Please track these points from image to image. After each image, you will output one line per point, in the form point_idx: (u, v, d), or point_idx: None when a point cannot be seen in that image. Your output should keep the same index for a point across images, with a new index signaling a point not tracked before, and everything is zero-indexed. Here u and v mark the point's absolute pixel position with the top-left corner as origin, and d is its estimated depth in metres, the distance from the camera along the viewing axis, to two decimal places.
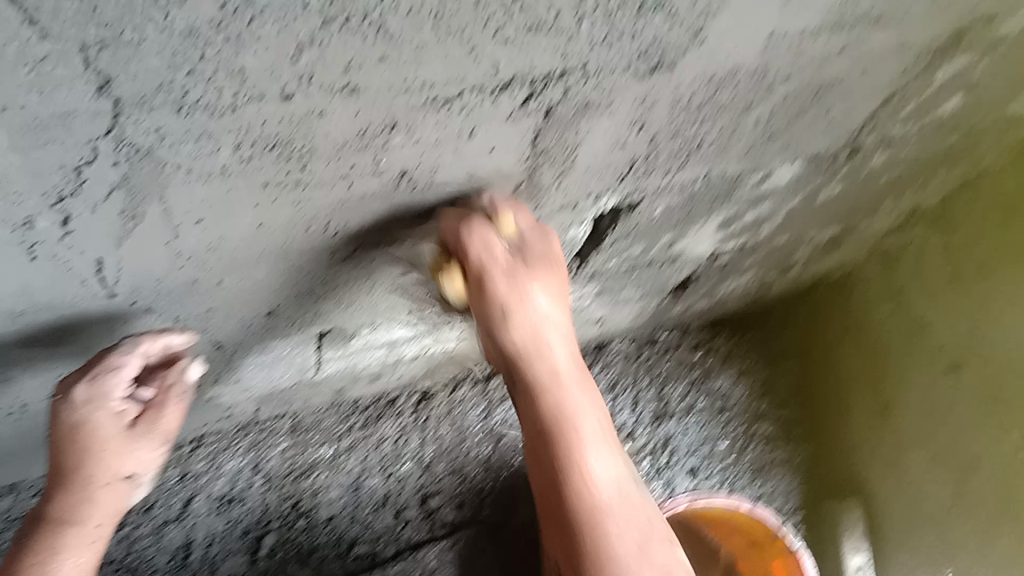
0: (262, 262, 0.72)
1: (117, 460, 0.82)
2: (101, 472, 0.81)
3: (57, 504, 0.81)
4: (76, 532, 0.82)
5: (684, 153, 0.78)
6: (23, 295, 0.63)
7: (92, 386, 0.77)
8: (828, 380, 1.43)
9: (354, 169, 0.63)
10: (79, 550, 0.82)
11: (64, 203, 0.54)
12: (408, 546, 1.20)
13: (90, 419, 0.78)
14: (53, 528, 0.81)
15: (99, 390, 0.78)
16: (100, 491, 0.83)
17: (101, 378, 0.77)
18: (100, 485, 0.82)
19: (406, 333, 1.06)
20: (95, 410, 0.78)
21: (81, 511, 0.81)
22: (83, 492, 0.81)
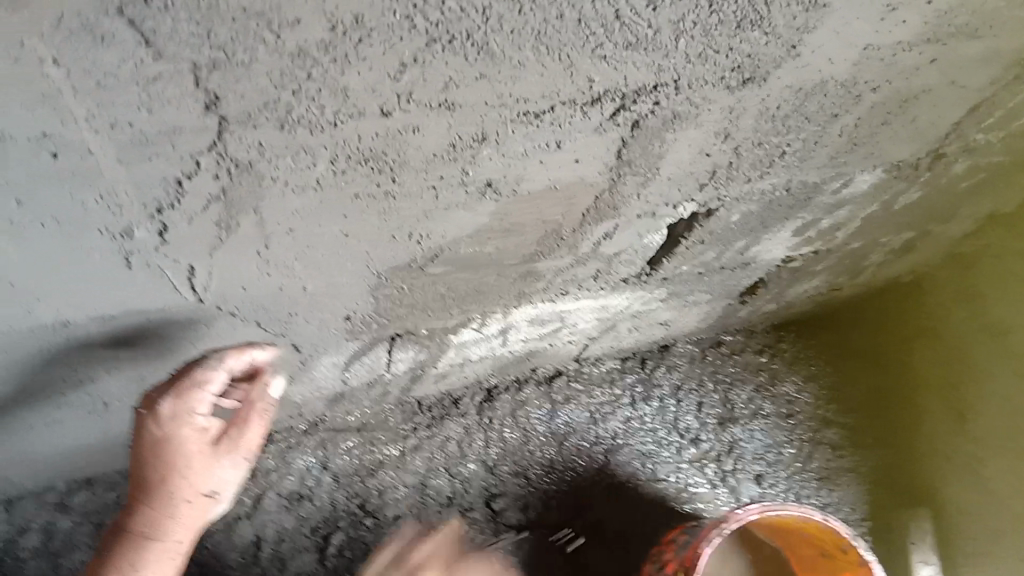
0: (345, 268, 0.72)
1: (194, 481, 0.74)
2: (180, 492, 0.74)
3: (141, 520, 0.75)
4: (158, 550, 0.75)
5: (766, 162, 0.77)
6: (115, 300, 0.64)
7: (180, 402, 0.72)
8: (901, 383, 1.41)
9: (442, 180, 0.63)
10: (159, 569, 0.76)
11: (163, 214, 0.55)
12: (474, 548, 1.22)
13: (175, 436, 0.72)
14: (137, 543, 0.75)
15: (187, 406, 0.73)
16: (176, 513, 0.75)
17: (190, 394, 0.73)
18: (176, 506, 0.75)
19: (477, 337, 1.07)
20: (184, 428, 0.73)
21: (162, 529, 0.75)
22: (166, 511, 0.75)
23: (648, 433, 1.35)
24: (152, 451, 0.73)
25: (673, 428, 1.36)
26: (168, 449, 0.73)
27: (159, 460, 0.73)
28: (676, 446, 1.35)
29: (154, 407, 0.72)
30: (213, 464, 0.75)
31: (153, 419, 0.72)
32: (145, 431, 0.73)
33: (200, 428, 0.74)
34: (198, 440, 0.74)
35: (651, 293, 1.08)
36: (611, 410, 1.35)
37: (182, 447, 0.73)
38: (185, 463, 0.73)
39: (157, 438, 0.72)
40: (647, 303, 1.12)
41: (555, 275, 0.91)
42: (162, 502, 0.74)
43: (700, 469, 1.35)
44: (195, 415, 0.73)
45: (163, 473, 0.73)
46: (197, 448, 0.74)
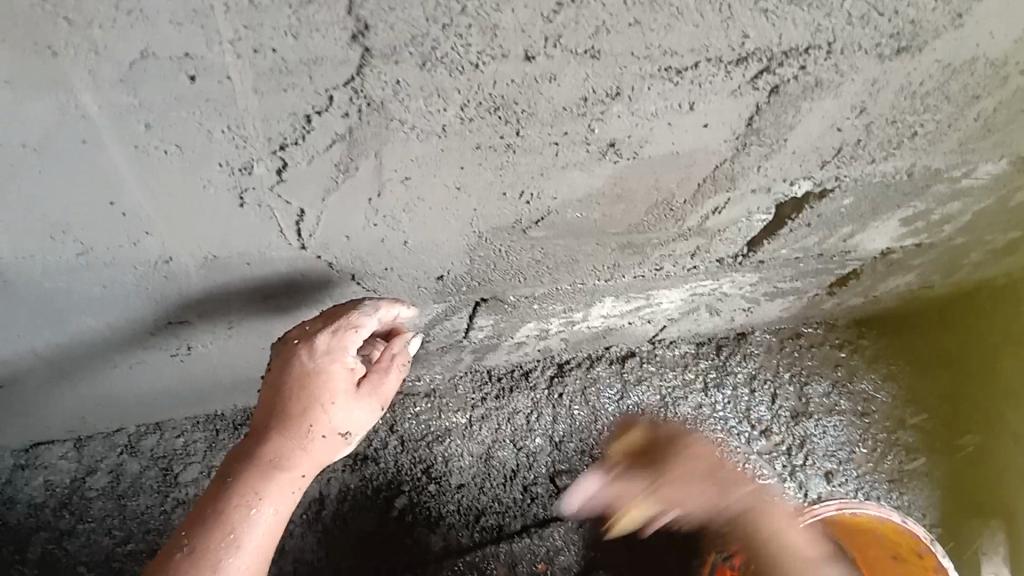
0: (449, 224, 0.70)
1: (333, 417, 0.75)
2: (318, 425, 0.75)
3: (271, 451, 0.74)
4: (281, 486, 0.75)
5: (896, 142, 0.73)
6: (221, 240, 0.63)
7: (335, 336, 0.73)
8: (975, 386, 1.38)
9: (566, 136, 0.60)
10: (283, 502, 0.75)
11: (285, 150, 0.52)
12: (535, 522, 1.19)
13: (324, 372, 0.73)
14: (263, 475, 0.74)
15: (340, 343, 0.73)
16: (307, 452, 0.76)
17: (344, 331, 0.73)
18: (311, 441, 0.75)
19: (561, 309, 1.03)
20: (335, 364, 0.74)
21: (288, 466, 0.75)
22: (297, 445, 0.75)
23: (718, 421, 1.31)
24: (298, 382, 0.73)
25: (744, 418, 1.32)
26: (316, 381, 0.73)
27: (305, 390, 0.73)
28: (745, 436, 1.31)
29: (308, 338, 0.73)
30: (353, 404, 0.76)
31: (307, 348, 0.72)
32: (295, 360, 0.73)
33: (348, 368, 0.75)
34: (344, 378, 0.75)
35: (743, 276, 1.05)
36: (682, 396, 1.31)
37: (328, 382, 0.74)
38: (330, 397, 0.74)
39: (308, 368, 0.73)
40: (737, 286, 1.08)
41: (654, 249, 0.87)
42: (297, 434, 0.74)
43: (767, 462, 1.29)
44: (347, 354, 0.74)
45: (308, 404, 0.73)
46: (342, 386, 0.75)
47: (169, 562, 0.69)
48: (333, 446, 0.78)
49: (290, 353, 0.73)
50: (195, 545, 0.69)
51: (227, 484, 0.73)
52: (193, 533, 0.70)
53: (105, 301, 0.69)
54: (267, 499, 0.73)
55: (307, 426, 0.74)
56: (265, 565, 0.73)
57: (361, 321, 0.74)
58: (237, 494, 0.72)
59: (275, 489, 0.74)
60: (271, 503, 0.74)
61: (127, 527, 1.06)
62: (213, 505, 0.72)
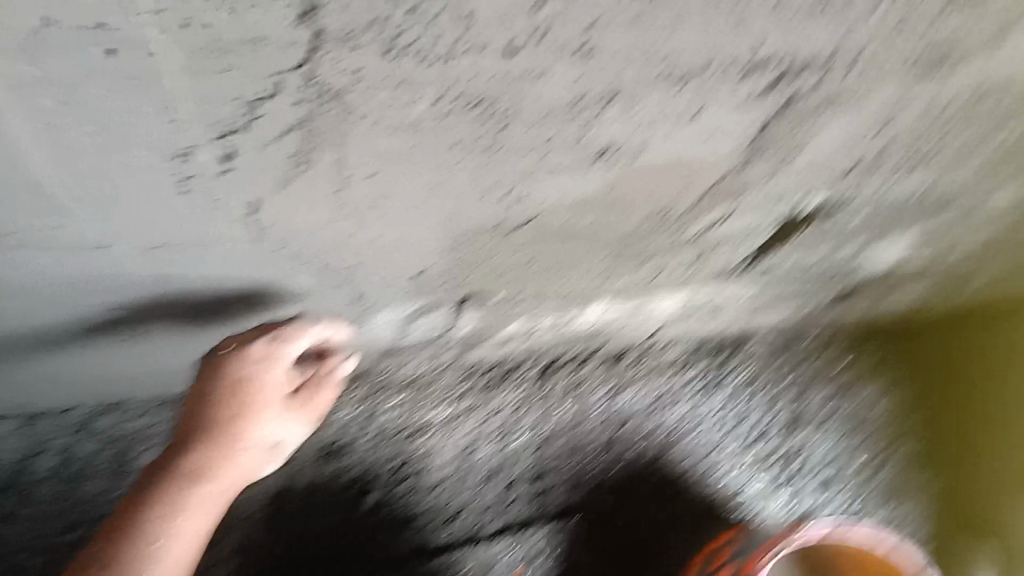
0: (426, 221, 0.64)
1: (266, 425, 0.78)
2: (246, 432, 0.76)
3: (197, 458, 0.75)
4: (211, 492, 0.75)
5: (919, 160, 0.67)
6: (166, 223, 0.57)
7: (272, 344, 0.76)
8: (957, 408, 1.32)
9: (555, 138, 0.54)
10: (209, 510, 0.75)
11: (231, 138, 0.47)
12: (516, 522, 1.14)
13: (254, 379, 0.75)
14: (191, 478, 0.74)
15: (276, 353, 0.76)
16: (236, 459, 0.77)
17: (281, 342, 0.76)
18: (241, 449, 0.77)
19: (550, 309, 0.97)
20: (269, 371, 0.76)
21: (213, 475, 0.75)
22: (223, 453, 0.76)
23: (711, 424, 1.25)
24: (228, 388, 0.75)
25: (740, 423, 1.26)
26: (250, 387, 0.75)
27: (236, 396, 0.75)
28: (740, 440, 1.25)
29: (241, 346, 0.75)
30: (280, 414, 0.79)
31: (242, 354, 0.75)
32: (228, 367, 0.75)
33: (277, 378, 0.77)
34: (273, 388, 0.77)
35: (746, 285, 0.99)
36: (677, 397, 1.25)
37: (257, 389, 0.75)
38: (261, 403, 0.77)
39: (243, 374, 0.75)
40: (739, 294, 1.02)
41: (651, 257, 0.81)
42: (223, 442, 0.76)
43: (761, 468, 1.24)
44: (280, 365, 0.77)
45: (238, 410, 0.75)
46: (268, 396, 0.77)
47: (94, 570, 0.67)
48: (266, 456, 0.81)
49: (223, 361, 0.75)
50: (117, 551, 0.68)
51: (148, 494, 0.73)
52: (109, 541, 0.69)
53: (40, 281, 0.64)
54: (193, 507, 0.74)
55: (234, 433, 0.76)
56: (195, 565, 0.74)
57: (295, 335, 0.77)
58: (157, 503, 0.72)
59: (201, 494, 0.74)
60: (203, 508, 0.75)
61: (73, 511, 1.02)
62: (128, 516, 0.71)
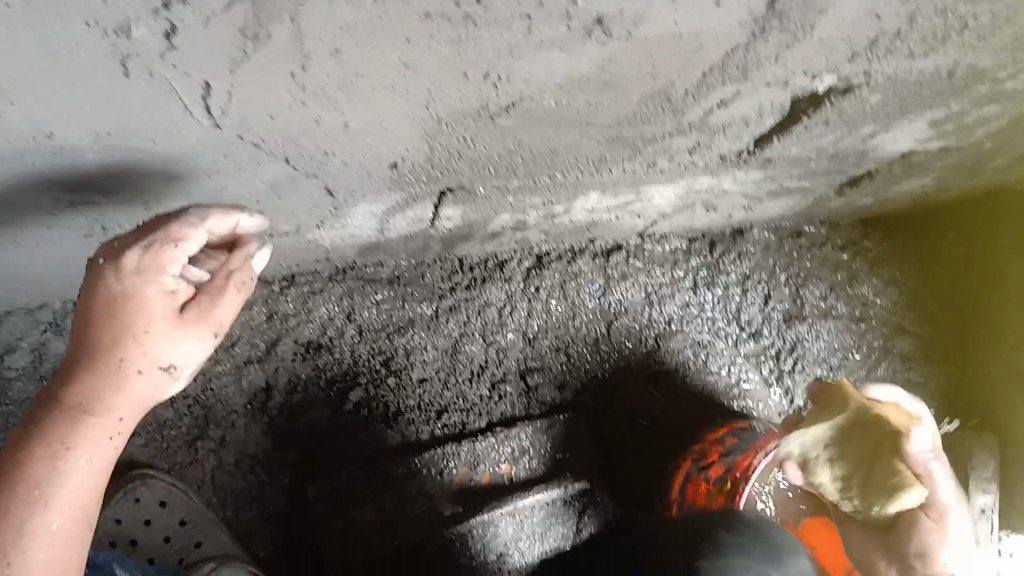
0: (401, 106, 0.58)
1: (155, 350, 0.63)
2: (133, 359, 0.62)
3: (80, 393, 0.63)
4: (97, 431, 0.64)
5: (941, 34, 0.61)
6: (112, 111, 0.53)
7: (150, 253, 0.59)
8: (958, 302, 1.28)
9: (541, 8, 0.47)
10: (104, 445, 0.65)
11: (170, 9, 0.42)
12: (501, 421, 1.11)
13: (136, 297, 0.60)
14: (76, 415, 0.63)
15: (156, 261, 0.60)
16: (125, 389, 0.64)
17: (161, 248, 0.59)
18: (131, 377, 0.63)
19: (538, 203, 0.92)
20: (149, 287, 0.60)
21: (103, 408, 0.64)
22: (110, 384, 0.63)
23: (705, 321, 1.21)
24: (105, 308, 0.60)
25: (733, 319, 1.22)
26: (127, 308, 0.60)
27: (113, 319, 0.61)
28: (733, 338, 1.22)
29: (115, 256, 0.60)
30: (177, 334, 0.63)
31: (114, 268, 0.59)
32: (99, 284, 0.60)
33: (164, 292, 0.61)
34: (161, 304, 0.61)
35: (745, 174, 0.93)
36: (669, 294, 1.20)
37: (140, 309, 0.60)
38: (145, 325, 0.61)
39: (115, 293, 0.60)
40: (738, 184, 0.97)
41: (646, 145, 0.76)
42: (108, 372, 0.62)
43: (755, 365, 1.22)
44: (164, 274, 0.60)
45: (117, 334, 0.61)
46: (156, 315, 0.61)
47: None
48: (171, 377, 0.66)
49: (96, 275, 0.60)
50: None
51: (29, 434, 0.62)
52: None
53: None
54: (79, 448, 0.63)
55: (118, 361, 0.62)
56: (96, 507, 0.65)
57: (183, 234, 0.60)
58: (37, 447, 0.62)
59: (86, 436, 0.63)
60: (93, 449, 0.64)
61: None
62: (11, 459, 0.61)
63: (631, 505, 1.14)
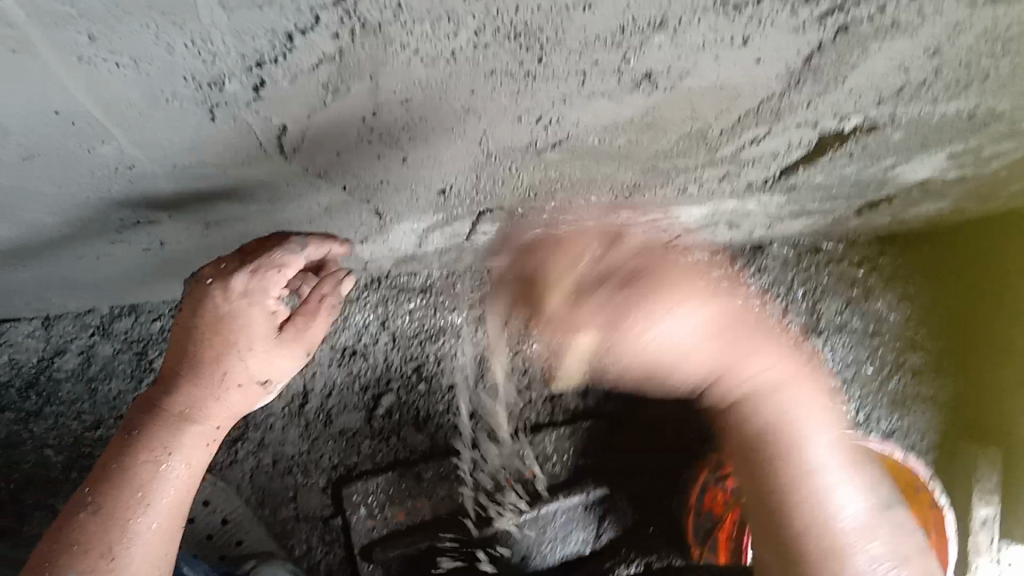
0: (457, 143, 0.62)
1: (253, 366, 0.73)
2: (233, 373, 0.73)
3: (181, 402, 0.73)
4: (193, 437, 0.74)
5: (964, 83, 0.65)
6: (192, 150, 0.56)
7: (255, 277, 0.69)
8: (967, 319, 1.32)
9: (595, 66, 0.51)
10: (195, 452, 0.74)
11: (263, 68, 0.45)
12: (527, 427, 1.15)
13: (244, 316, 0.70)
14: (176, 425, 0.73)
15: (259, 285, 0.70)
16: (221, 399, 0.74)
17: (264, 271, 0.69)
18: (228, 390, 0.74)
19: (571, 221, 0.96)
20: (252, 307, 0.70)
21: (200, 417, 0.74)
22: (209, 394, 0.73)
23: None
24: (212, 324, 0.70)
25: None
26: (232, 326, 0.70)
27: (218, 335, 0.70)
28: None
29: (224, 278, 0.69)
30: (271, 350, 0.74)
31: (222, 289, 0.69)
32: (207, 302, 0.70)
33: (267, 310, 0.71)
34: (262, 322, 0.71)
35: (770, 198, 0.97)
36: None
37: (245, 325, 0.70)
38: (246, 342, 0.71)
39: (223, 311, 0.69)
40: (763, 206, 1.01)
41: (679, 174, 0.80)
42: (208, 385, 0.73)
43: None
44: (267, 296, 0.70)
45: (220, 350, 0.71)
46: (259, 332, 0.72)
47: (74, 523, 0.68)
48: (256, 395, 0.77)
49: (203, 293, 0.70)
50: (100, 505, 0.69)
51: (134, 438, 0.72)
52: (98, 489, 0.70)
53: (63, 198, 0.64)
54: (180, 452, 0.73)
55: (220, 374, 0.72)
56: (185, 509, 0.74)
57: (283, 261, 0.70)
58: (142, 450, 0.71)
59: (184, 441, 0.73)
60: (189, 454, 0.73)
61: (98, 410, 1.04)
62: (119, 459, 0.71)
63: (658, 518, 1.16)
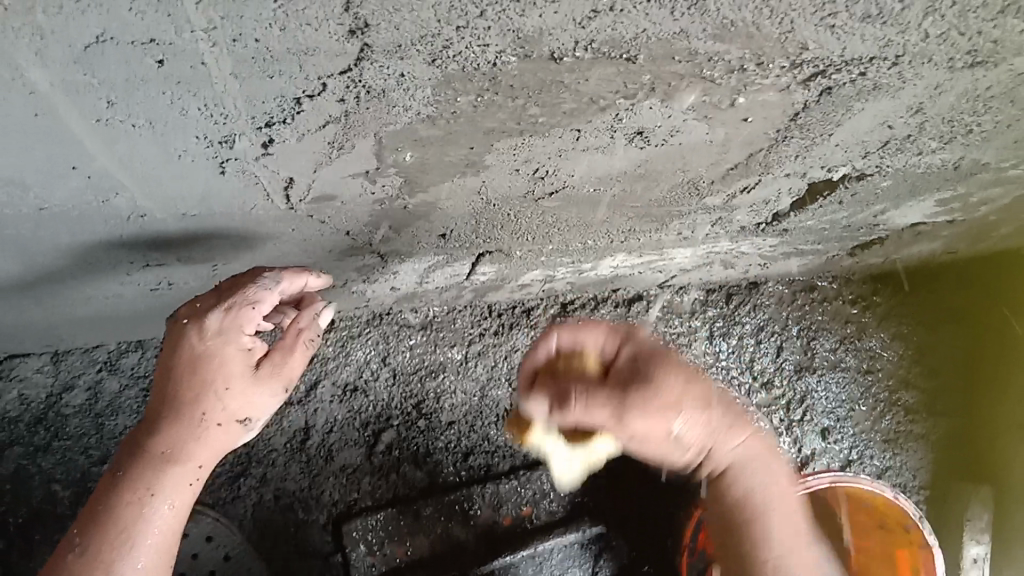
0: (455, 191, 0.64)
1: (231, 406, 0.71)
2: (212, 415, 0.70)
3: (164, 444, 0.70)
4: (178, 478, 0.71)
5: (947, 137, 0.67)
6: (202, 200, 0.59)
7: (230, 315, 0.69)
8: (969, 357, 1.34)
9: (590, 125, 0.54)
10: (181, 494, 0.72)
11: (271, 127, 0.47)
12: (524, 465, 1.16)
13: (219, 355, 0.69)
14: (159, 467, 0.70)
15: (235, 322, 0.69)
16: (203, 440, 0.71)
17: (239, 309, 0.69)
18: (209, 431, 0.71)
19: (568, 261, 0.98)
20: (227, 345, 0.69)
21: (183, 458, 0.71)
22: (191, 437, 0.70)
23: (720, 370, 1.27)
24: (187, 364, 0.69)
25: (747, 369, 1.28)
26: (207, 366, 0.69)
27: (194, 374, 0.69)
28: (746, 387, 1.27)
29: (201, 317, 0.69)
30: (250, 388, 0.71)
31: (198, 328, 0.69)
32: (184, 341, 0.69)
33: (243, 348, 0.70)
34: (239, 360, 0.70)
35: (763, 240, 0.99)
36: (686, 343, 1.27)
37: (221, 365, 0.69)
38: (223, 381, 0.69)
39: (198, 351, 0.68)
40: (757, 247, 1.03)
41: (673, 219, 0.82)
42: (189, 428, 0.70)
43: (766, 415, 1.27)
44: (243, 333, 0.70)
45: (196, 390, 0.69)
46: (236, 370, 0.70)
47: (61, 565, 0.67)
48: (236, 434, 0.74)
49: (181, 334, 0.70)
50: (85, 548, 0.68)
51: (118, 481, 0.70)
52: (85, 533, 0.69)
53: (75, 241, 0.67)
54: (165, 494, 0.71)
55: (199, 415, 0.70)
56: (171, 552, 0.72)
57: (258, 297, 0.70)
58: (127, 491, 0.70)
59: (169, 483, 0.71)
60: (174, 495, 0.71)
61: (104, 446, 1.06)
62: (104, 502, 0.70)
63: (652, 556, 1.18)
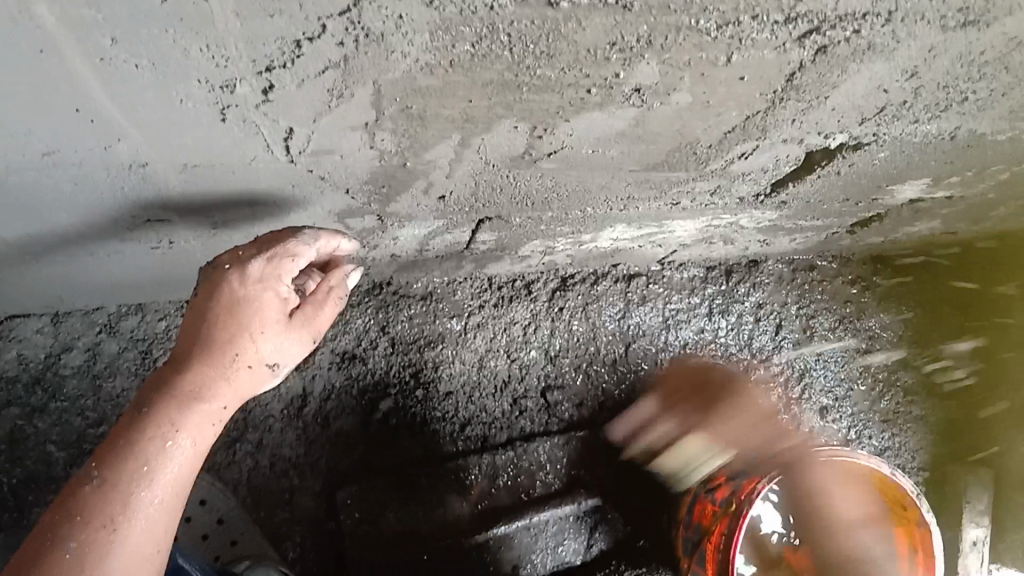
0: (455, 149, 0.65)
1: (262, 349, 0.73)
2: (244, 355, 0.72)
3: (193, 381, 0.70)
4: (201, 416, 0.70)
5: (944, 105, 0.68)
6: (203, 150, 0.59)
7: (270, 264, 0.73)
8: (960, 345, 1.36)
9: (588, 79, 0.54)
10: (200, 434, 0.70)
11: (272, 72, 0.48)
12: (520, 436, 1.17)
13: (258, 299, 0.72)
14: (184, 403, 0.69)
15: (274, 271, 0.73)
16: (232, 380, 0.72)
17: (279, 260, 0.73)
18: (239, 371, 0.72)
19: (568, 232, 0.99)
20: (266, 291, 0.73)
21: (208, 397, 0.71)
22: (222, 374, 0.71)
23: (720, 347, 1.28)
24: (227, 308, 0.71)
25: (745, 346, 1.29)
26: (246, 308, 0.72)
27: (233, 319, 0.71)
28: (744, 364, 1.29)
29: (242, 263, 0.72)
30: (282, 336, 0.74)
31: (240, 273, 0.72)
32: (224, 285, 0.71)
33: (280, 296, 0.74)
34: (275, 307, 0.74)
35: (763, 214, 1.00)
36: (686, 319, 1.27)
37: (259, 308, 0.72)
38: (260, 326, 0.72)
39: (239, 294, 0.71)
40: (757, 221, 1.04)
41: (671, 186, 0.83)
42: (222, 365, 0.71)
43: (764, 393, 1.29)
44: (280, 283, 0.74)
45: (232, 331, 0.71)
46: (272, 315, 0.73)
47: (77, 497, 0.64)
48: (260, 378, 0.75)
49: (221, 277, 0.71)
50: (105, 478, 0.65)
51: (137, 415, 0.68)
52: (102, 465, 0.65)
53: (75, 197, 0.67)
54: (186, 432, 0.69)
55: (233, 354, 0.71)
56: (184, 494, 0.70)
57: (297, 250, 0.74)
58: (152, 424, 0.67)
59: (192, 420, 0.69)
60: (194, 433, 0.70)
61: (101, 409, 1.07)
62: (123, 436, 0.67)
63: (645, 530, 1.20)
